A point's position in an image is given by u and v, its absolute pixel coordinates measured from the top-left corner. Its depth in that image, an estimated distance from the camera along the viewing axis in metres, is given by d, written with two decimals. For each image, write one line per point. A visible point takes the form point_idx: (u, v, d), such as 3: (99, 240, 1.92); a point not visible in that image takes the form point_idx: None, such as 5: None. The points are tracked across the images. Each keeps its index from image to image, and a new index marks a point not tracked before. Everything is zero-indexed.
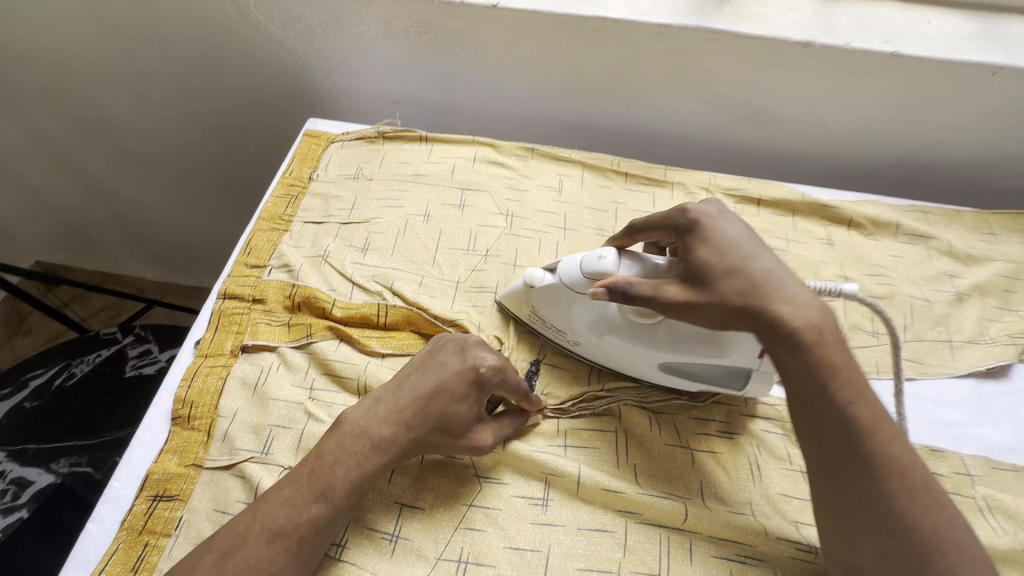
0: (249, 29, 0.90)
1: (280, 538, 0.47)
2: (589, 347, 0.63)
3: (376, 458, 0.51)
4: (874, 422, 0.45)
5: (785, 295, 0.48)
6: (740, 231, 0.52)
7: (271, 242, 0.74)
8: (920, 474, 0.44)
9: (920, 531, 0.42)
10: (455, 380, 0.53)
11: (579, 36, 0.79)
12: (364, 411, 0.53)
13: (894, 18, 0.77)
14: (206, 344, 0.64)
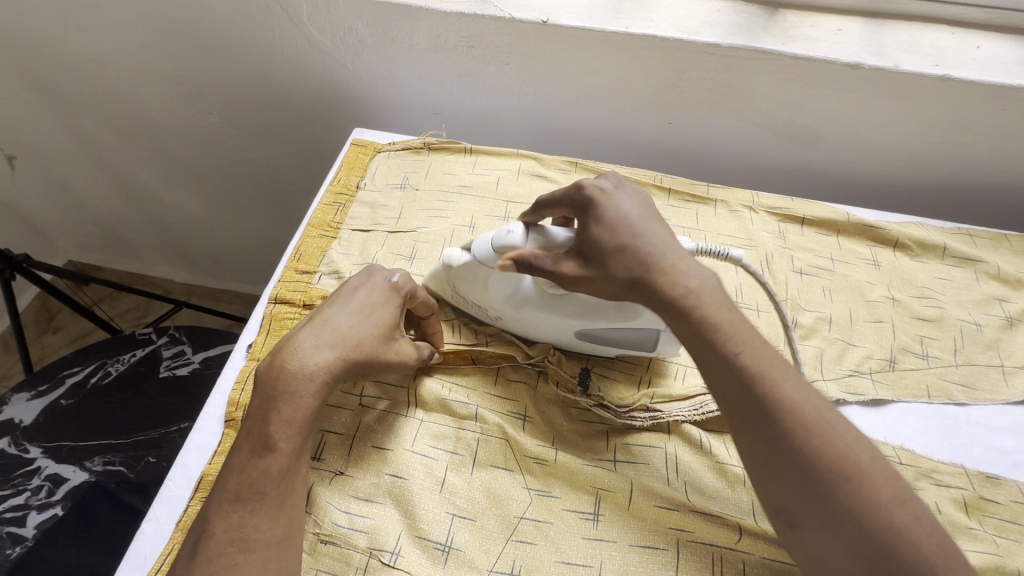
0: (299, 40, 0.92)
1: (235, 497, 0.45)
2: (507, 319, 0.65)
3: (314, 393, 0.49)
4: (771, 370, 0.45)
5: (670, 266, 0.50)
6: (633, 203, 0.54)
7: (321, 249, 0.74)
8: (811, 408, 0.43)
9: (818, 462, 0.41)
10: (375, 296, 0.56)
11: (627, 53, 0.80)
12: (271, 357, 0.51)
13: (942, 42, 0.77)
14: (259, 348, 0.65)
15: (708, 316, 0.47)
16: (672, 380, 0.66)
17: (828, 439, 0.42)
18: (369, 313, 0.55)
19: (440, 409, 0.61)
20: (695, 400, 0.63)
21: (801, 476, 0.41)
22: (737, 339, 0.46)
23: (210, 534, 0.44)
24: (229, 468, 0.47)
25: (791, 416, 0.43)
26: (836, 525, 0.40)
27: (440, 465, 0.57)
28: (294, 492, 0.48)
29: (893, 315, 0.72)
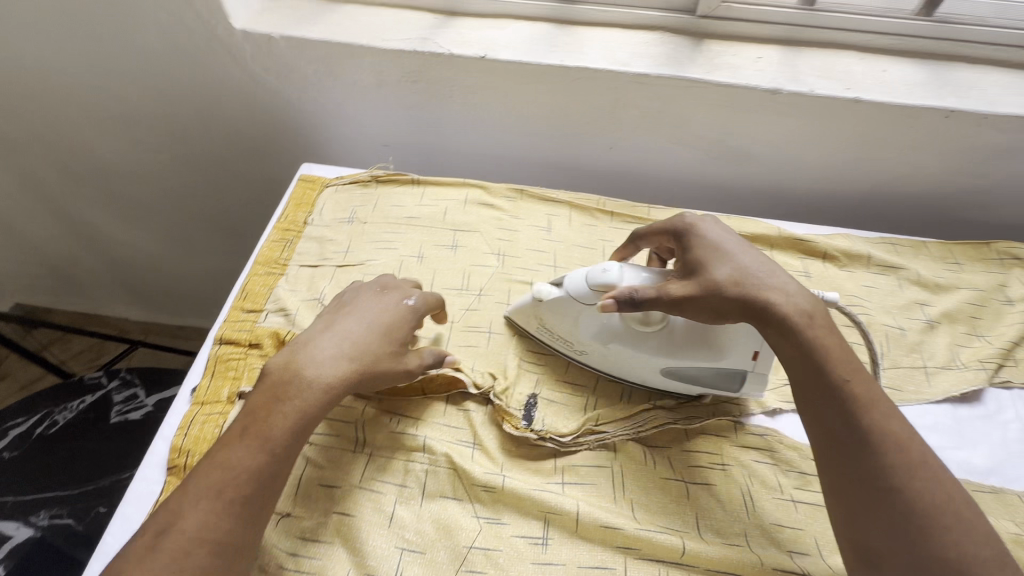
0: (244, 78, 0.92)
1: (217, 490, 0.45)
2: (587, 354, 0.67)
3: (318, 398, 0.52)
4: (876, 410, 0.48)
5: (777, 286, 0.54)
6: (729, 237, 0.59)
7: (267, 286, 0.74)
8: (915, 451, 0.47)
9: (915, 501, 0.44)
10: (391, 317, 0.60)
11: (564, 84, 0.83)
12: (291, 359, 0.54)
13: (852, 67, 0.83)
14: (202, 392, 0.64)
15: (819, 337, 0.51)
16: (618, 401, 0.67)
17: (932, 486, 0.45)
18: (385, 331, 0.59)
19: (390, 444, 0.62)
20: (638, 420, 0.65)
21: (895, 514, 0.44)
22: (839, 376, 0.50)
23: (181, 526, 0.43)
24: (216, 460, 0.47)
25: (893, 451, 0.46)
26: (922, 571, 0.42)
27: (389, 499, 0.58)
28: (265, 499, 0.47)
29: None
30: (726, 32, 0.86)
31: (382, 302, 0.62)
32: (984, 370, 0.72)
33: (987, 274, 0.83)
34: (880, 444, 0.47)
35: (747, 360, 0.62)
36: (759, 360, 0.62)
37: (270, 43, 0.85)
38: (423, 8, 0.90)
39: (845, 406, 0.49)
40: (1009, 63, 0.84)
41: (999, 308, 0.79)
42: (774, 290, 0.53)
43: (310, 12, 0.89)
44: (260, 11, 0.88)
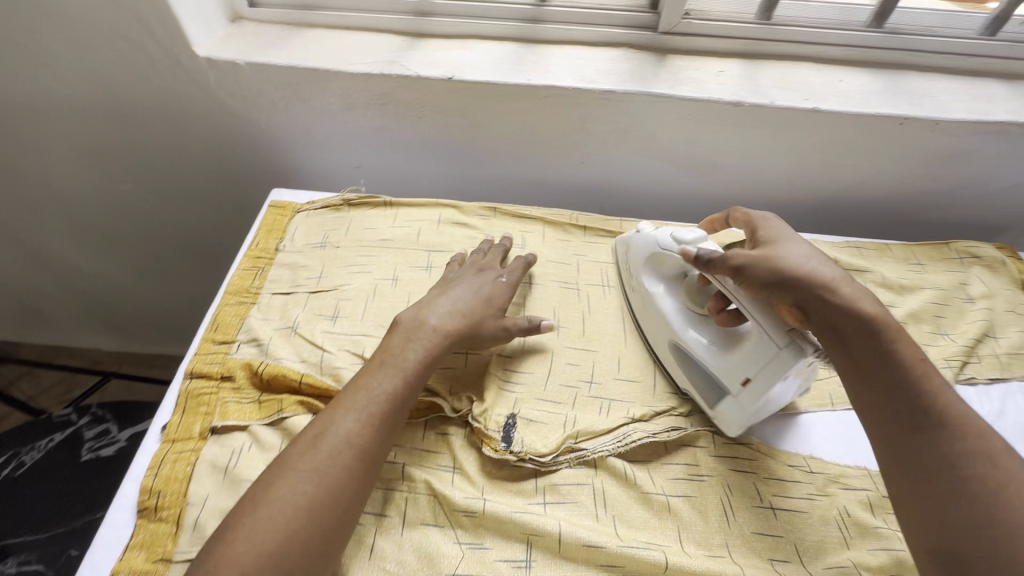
0: (209, 104, 0.91)
1: (355, 415, 0.55)
2: (640, 308, 0.75)
3: (443, 340, 0.64)
4: (932, 397, 0.50)
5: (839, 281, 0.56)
6: (778, 232, 0.63)
7: (238, 317, 0.73)
8: (985, 441, 0.47)
9: (988, 496, 0.44)
10: (493, 285, 0.72)
11: (531, 102, 0.84)
12: (418, 314, 0.65)
13: (810, 78, 0.86)
14: (173, 429, 0.62)
15: (881, 331, 0.53)
16: (596, 415, 0.67)
17: (994, 472, 0.46)
18: (488, 298, 0.70)
19: None
20: (617, 433, 0.65)
21: (950, 496, 0.46)
22: (891, 365, 0.52)
23: (311, 463, 0.52)
24: (355, 390, 0.58)
25: (944, 434, 0.48)
26: (982, 554, 0.43)
27: (369, 530, 0.57)
28: (387, 434, 0.56)
29: None
30: (688, 47, 0.89)
31: (482, 275, 0.73)
32: (950, 368, 0.74)
33: (948, 273, 0.86)
34: (930, 428, 0.49)
35: (734, 382, 0.62)
36: (745, 390, 0.61)
37: (234, 69, 0.85)
38: (390, 30, 0.91)
39: (897, 393, 0.51)
40: (957, 70, 0.88)
41: (961, 306, 0.81)
42: (829, 281, 0.56)
43: (276, 37, 0.89)
44: (223, 38, 0.87)
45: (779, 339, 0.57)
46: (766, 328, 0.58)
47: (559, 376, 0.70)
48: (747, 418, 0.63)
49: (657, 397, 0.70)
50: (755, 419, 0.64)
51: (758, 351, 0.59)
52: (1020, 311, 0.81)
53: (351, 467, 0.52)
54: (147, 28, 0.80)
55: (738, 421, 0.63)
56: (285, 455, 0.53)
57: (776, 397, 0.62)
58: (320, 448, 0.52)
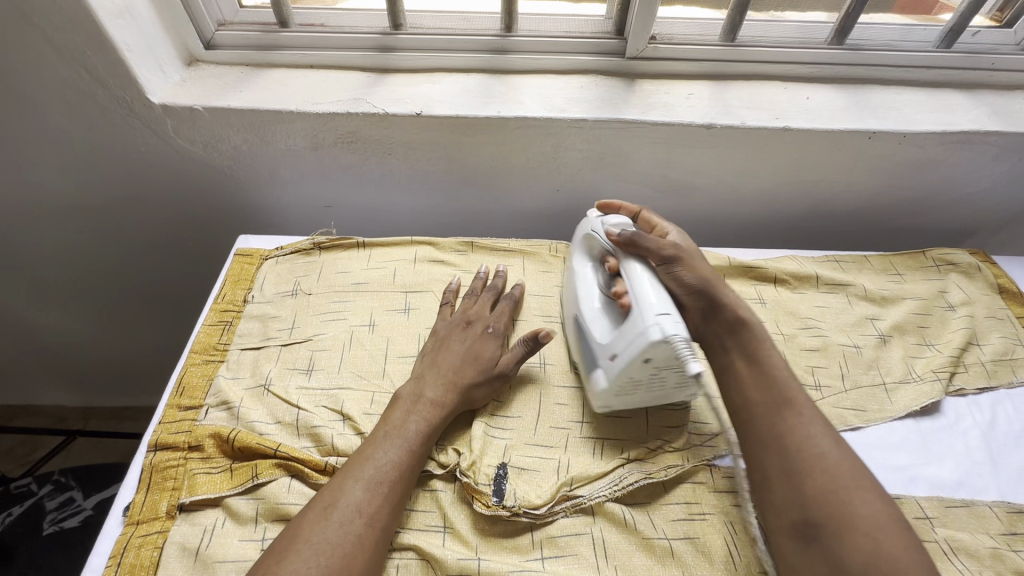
0: (168, 151, 0.87)
1: (364, 483, 0.54)
2: (568, 287, 0.76)
3: (438, 408, 0.62)
4: (791, 389, 0.59)
5: (729, 296, 0.66)
6: (689, 241, 0.70)
7: (206, 377, 0.69)
8: (827, 429, 0.56)
9: (832, 469, 0.53)
10: (480, 339, 0.70)
11: (503, 134, 0.83)
12: (416, 381, 0.65)
13: (778, 96, 0.86)
14: (137, 510, 0.57)
15: (755, 334, 0.64)
16: (589, 457, 0.64)
17: (835, 447, 0.55)
18: (477, 356, 0.68)
19: None
20: (613, 476, 0.62)
21: (805, 472, 0.54)
22: (766, 364, 0.62)
23: (325, 537, 0.49)
24: (360, 459, 0.56)
25: (801, 419, 0.57)
26: (831, 514, 0.51)
27: None
28: (397, 505, 0.55)
29: (785, 351, 0.77)
30: (656, 71, 0.88)
31: (470, 330, 0.71)
32: (940, 380, 0.73)
33: (927, 282, 0.86)
34: (791, 414, 0.57)
35: (606, 355, 0.63)
36: (612, 363, 0.62)
37: (192, 115, 0.81)
38: (354, 67, 0.89)
39: (769, 387, 0.60)
40: (919, 81, 0.89)
41: (943, 314, 0.82)
42: (732, 297, 0.66)
43: (235, 80, 0.86)
44: (180, 82, 0.84)
45: (646, 320, 0.58)
46: (640, 310, 0.59)
47: (548, 418, 0.68)
48: (611, 395, 0.64)
49: (649, 431, 0.67)
50: (622, 399, 0.64)
51: (629, 329, 0.60)
52: (1000, 316, 0.81)
53: (362, 540, 0.51)
54: (96, 78, 0.76)
55: (601, 396, 0.64)
56: (293, 529, 0.51)
57: (644, 379, 0.61)
58: (331, 521, 0.51)
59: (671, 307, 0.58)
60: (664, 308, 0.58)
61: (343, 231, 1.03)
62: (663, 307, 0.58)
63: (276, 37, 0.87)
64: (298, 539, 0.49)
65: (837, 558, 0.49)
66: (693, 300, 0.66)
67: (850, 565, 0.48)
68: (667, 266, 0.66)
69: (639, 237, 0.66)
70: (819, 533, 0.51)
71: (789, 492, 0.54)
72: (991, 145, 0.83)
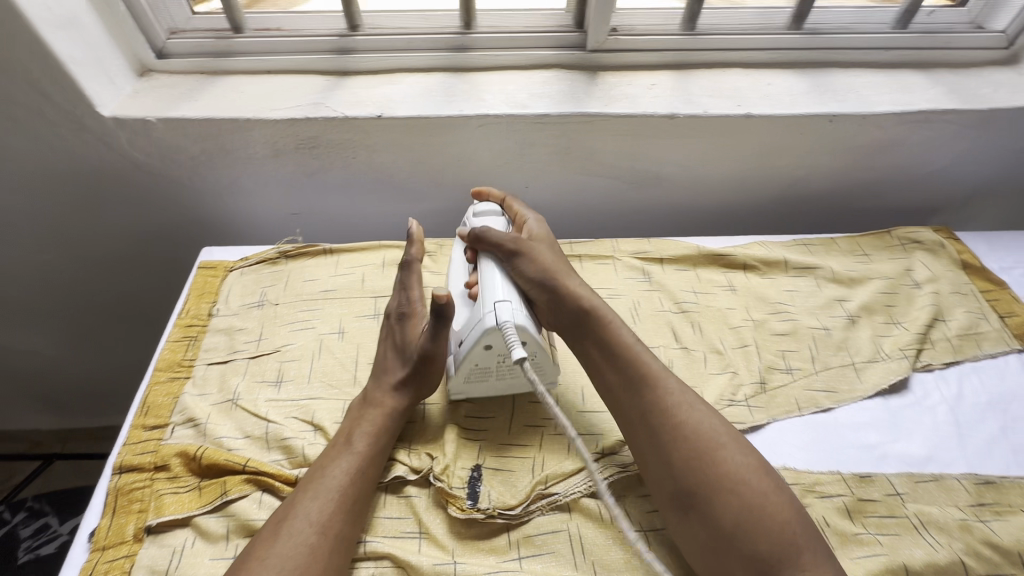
0: (121, 163, 0.85)
1: (318, 495, 0.54)
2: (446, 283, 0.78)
3: (377, 411, 0.62)
4: (644, 364, 0.60)
5: (576, 282, 0.66)
6: (544, 232, 0.72)
7: (171, 395, 0.68)
8: (681, 398, 0.57)
9: (695, 438, 0.54)
10: (403, 328, 0.68)
11: (466, 133, 0.82)
12: (364, 389, 0.65)
13: (740, 83, 0.87)
14: (103, 535, 0.56)
15: (605, 316, 0.64)
16: (564, 453, 0.64)
17: (694, 412, 0.56)
18: (401, 349, 0.66)
19: None
20: (588, 471, 0.62)
21: (670, 444, 0.55)
22: (613, 349, 0.61)
23: (278, 548, 0.49)
24: (316, 472, 0.56)
25: (658, 391, 0.58)
26: (699, 482, 0.52)
27: None
28: (356, 514, 0.55)
29: (755, 337, 0.78)
30: (618, 63, 0.88)
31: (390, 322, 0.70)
32: (907, 358, 0.74)
33: (893, 261, 0.87)
34: (648, 389, 0.58)
35: (455, 343, 0.65)
36: (458, 351, 0.64)
37: (146, 126, 0.79)
38: (313, 70, 0.87)
39: (623, 365, 0.60)
40: (878, 63, 0.90)
41: (909, 292, 0.83)
42: (578, 285, 0.66)
43: (190, 89, 0.84)
44: (132, 94, 0.82)
45: (486, 307, 0.61)
46: (484, 298, 0.62)
47: (521, 417, 0.68)
48: (461, 382, 0.65)
49: None
50: (474, 386, 0.66)
51: (472, 316, 0.62)
52: (964, 291, 0.83)
53: (316, 550, 0.50)
54: (41, 92, 0.74)
55: (453, 383, 0.66)
56: (250, 547, 0.51)
57: (490, 367, 0.64)
58: (285, 533, 0.51)
59: (513, 296, 0.62)
60: (504, 296, 0.62)
61: (313, 238, 1.01)
62: (504, 295, 0.62)
63: (230, 43, 0.85)
64: (255, 557, 0.49)
65: (714, 521, 0.51)
66: (540, 295, 0.65)
67: (722, 527, 0.50)
68: (510, 263, 0.66)
69: (485, 231, 0.68)
70: (693, 503, 0.52)
71: (661, 465, 0.55)
72: (948, 123, 0.85)
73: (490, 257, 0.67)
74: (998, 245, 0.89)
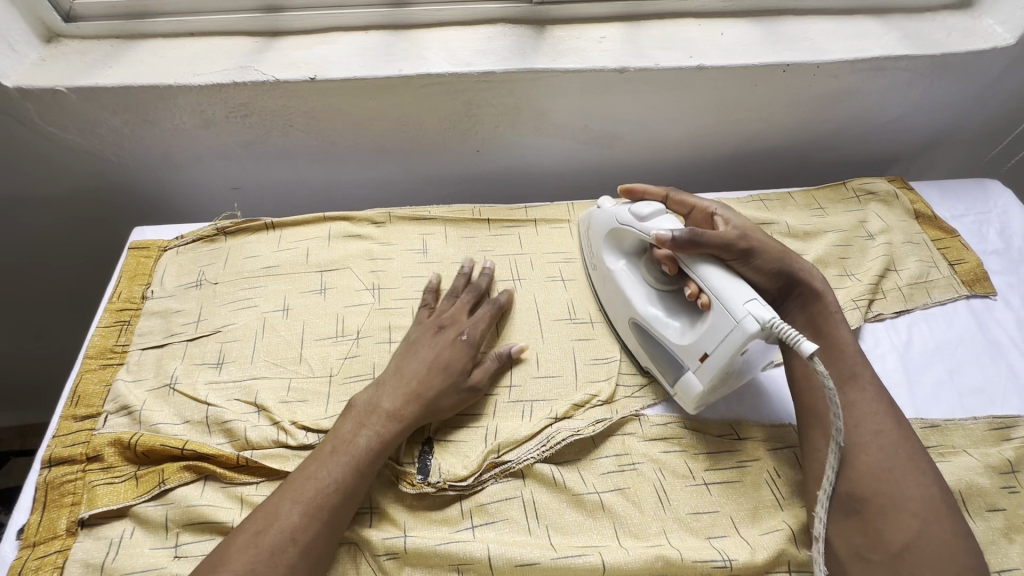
0: (34, 138, 0.78)
1: (301, 507, 0.51)
2: (603, 286, 0.72)
3: (394, 425, 0.58)
4: (857, 368, 0.60)
5: (806, 268, 0.66)
6: (747, 220, 0.66)
7: (104, 383, 0.64)
8: (883, 411, 0.57)
9: (894, 453, 0.54)
10: (451, 347, 0.63)
11: (408, 95, 0.78)
12: (374, 390, 0.60)
13: (693, 34, 0.83)
14: (32, 530, 0.53)
15: (835, 310, 0.64)
16: (519, 420, 0.63)
17: (894, 429, 0.55)
18: (446, 364, 0.62)
19: None
20: (542, 436, 0.61)
21: (861, 448, 0.54)
22: (834, 341, 0.62)
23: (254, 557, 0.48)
24: (302, 476, 0.53)
25: (861, 395, 0.58)
26: (879, 491, 0.52)
27: None
28: (338, 522, 0.53)
29: None
30: (567, 16, 0.84)
31: (440, 336, 0.65)
32: (858, 309, 0.74)
33: (848, 214, 0.87)
34: (853, 390, 0.58)
35: (693, 357, 0.59)
36: (703, 366, 0.59)
37: (56, 98, 0.73)
38: (241, 31, 0.81)
39: (839, 361, 0.60)
40: (833, 9, 0.87)
41: (864, 244, 0.83)
42: (807, 269, 0.66)
43: (104, 55, 0.77)
44: (37, 62, 0.75)
45: (736, 312, 0.55)
46: (726, 303, 0.56)
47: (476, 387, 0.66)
48: (707, 395, 0.60)
49: (577, 387, 0.66)
50: (714, 396, 0.62)
51: (716, 324, 0.57)
52: (916, 241, 0.83)
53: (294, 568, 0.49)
54: None
55: (696, 400, 0.61)
56: (223, 544, 0.49)
57: (735, 373, 0.59)
58: (263, 543, 0.49)
59: (751, 292, 0.57)
60: (748, 294, 0.56)
61: (258, 212, 0.96)
62: (745, 293, 0.56)
63: (145, 3, 0.78)
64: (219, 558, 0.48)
65: (875, 533, 0.51)
66: (773, 283, 0.65)
67: (890, 541, 0.50)
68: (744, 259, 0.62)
69: (701, 232, 0.60)
70: (863, 510, 0.52)
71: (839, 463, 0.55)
72: (903, 70, 0.83)
73: (708, 259, 0.60)
74: (950, 193, 0.90)
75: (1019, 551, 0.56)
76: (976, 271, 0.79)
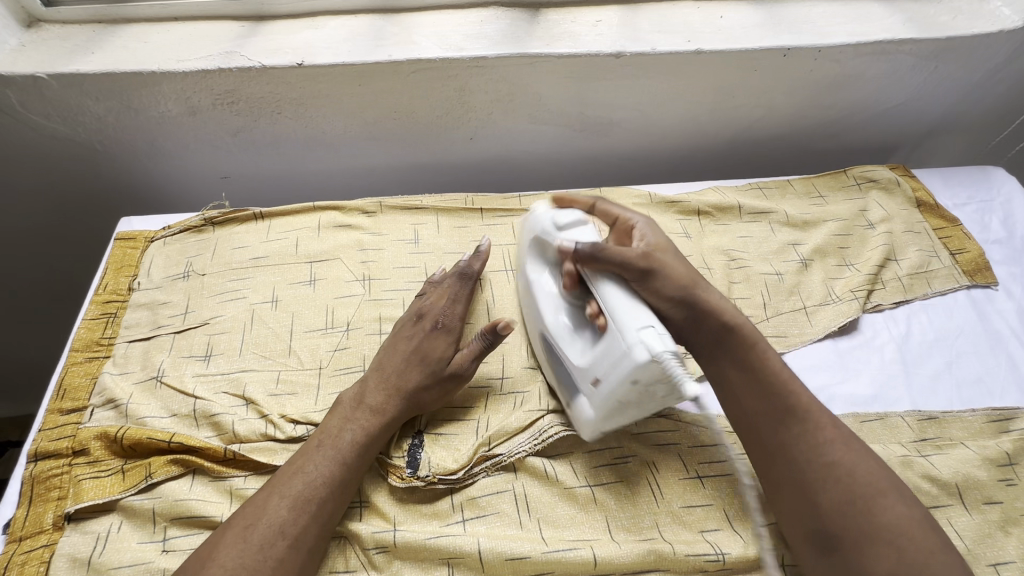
0: (16, 126, 0.77)
1: (290, 501, 0.51)
2: (524, 299, 0.67)
3: (377, 419, 0.57)
4: (794, 395, 0.55)
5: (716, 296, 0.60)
6: (663, 237, 0.63)
7: (90, 376, 0.64)
8: (830, 433, 0.53)
9: (852, 480, 0.50)
10: (427, 337, 0.62)
11: (398, 81, 0.76)
12: (360, 384, 0.60)
13: (691, 17, 0.81)
14: (18, 525, 0.53)
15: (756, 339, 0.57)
16: (510, 412, 0.62)
17: (848, 452, 0.52)
18: (422, 356, 0.61)
19: None
20: (535, 429, 0.60)
21: (819, 484, 0.51)
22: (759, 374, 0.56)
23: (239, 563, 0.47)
24: (290, 472, 0.53)
25: (806, 427, 0.53)
26: (847, 526, 0.49)
27: None
28: (327, 520, 0.52)
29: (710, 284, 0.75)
30: None
31: (419, 324, 0.64)
32: (857, 299, 0.73)
33: (848, 202, 0.85)
34: (796, 422, 0.54)
35: (587, 381, 0.55)
36: (595, 392, 0.54)
37: (36, 84, 0.71)
38: (227, 16, 0.79)
39: (770, 395, 0.55)
40: None
41: (863, 233, 0.81)
42: (718, 298, 0.59)
43: (86, 40, 0.75)
44: (17, 47, 0.73)
45: (627, 338, 0.50)
46: (619, 327, 0.51)
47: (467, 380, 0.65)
48: (601, 421, 0.55)
49: None
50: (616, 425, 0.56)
51: (608, 349, 0.52)
52: (917, 230, 0.81)
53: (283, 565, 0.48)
54: None
55: (590, 424, 0.56)
56: (211, 541, 0.49)
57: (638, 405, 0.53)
58: (251, 541, 0.48)
59: (652, 318, 0.51)
60: (646, 320, 0.50)
61: (250, 202, 0.95)
62: (643, 318, 0.50)
63: None
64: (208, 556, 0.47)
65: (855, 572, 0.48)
66: (677, 312, 0.58)
67: None
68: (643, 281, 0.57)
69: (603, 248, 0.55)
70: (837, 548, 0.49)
71: (802, 504, 0.51)
72: (906, 54, 0.81)
73: (608, 276, 0.55)
74: (953, 180, 0.88)
75: (1016, 544, 0.55)
76: (978, 261, 0.78)
